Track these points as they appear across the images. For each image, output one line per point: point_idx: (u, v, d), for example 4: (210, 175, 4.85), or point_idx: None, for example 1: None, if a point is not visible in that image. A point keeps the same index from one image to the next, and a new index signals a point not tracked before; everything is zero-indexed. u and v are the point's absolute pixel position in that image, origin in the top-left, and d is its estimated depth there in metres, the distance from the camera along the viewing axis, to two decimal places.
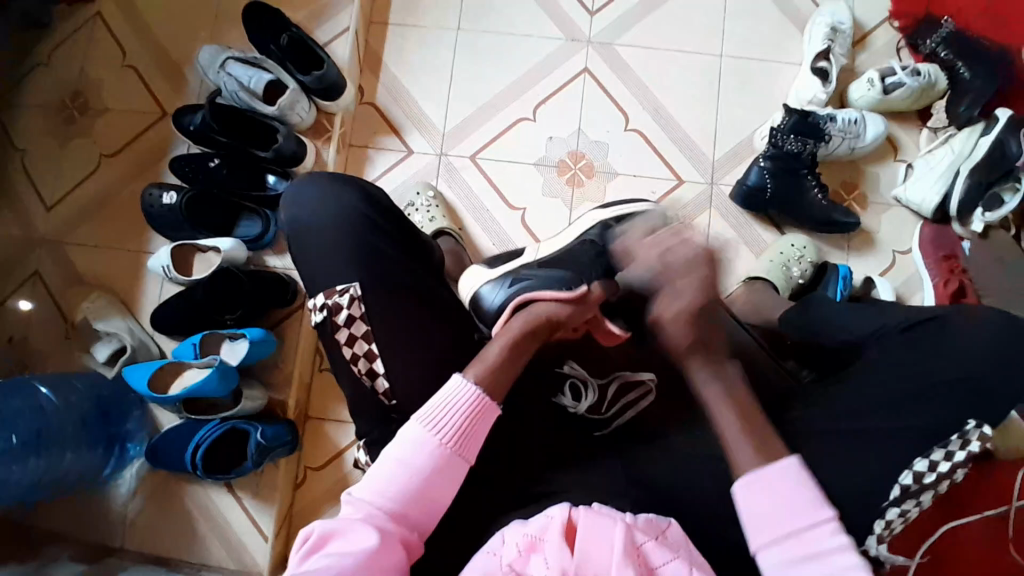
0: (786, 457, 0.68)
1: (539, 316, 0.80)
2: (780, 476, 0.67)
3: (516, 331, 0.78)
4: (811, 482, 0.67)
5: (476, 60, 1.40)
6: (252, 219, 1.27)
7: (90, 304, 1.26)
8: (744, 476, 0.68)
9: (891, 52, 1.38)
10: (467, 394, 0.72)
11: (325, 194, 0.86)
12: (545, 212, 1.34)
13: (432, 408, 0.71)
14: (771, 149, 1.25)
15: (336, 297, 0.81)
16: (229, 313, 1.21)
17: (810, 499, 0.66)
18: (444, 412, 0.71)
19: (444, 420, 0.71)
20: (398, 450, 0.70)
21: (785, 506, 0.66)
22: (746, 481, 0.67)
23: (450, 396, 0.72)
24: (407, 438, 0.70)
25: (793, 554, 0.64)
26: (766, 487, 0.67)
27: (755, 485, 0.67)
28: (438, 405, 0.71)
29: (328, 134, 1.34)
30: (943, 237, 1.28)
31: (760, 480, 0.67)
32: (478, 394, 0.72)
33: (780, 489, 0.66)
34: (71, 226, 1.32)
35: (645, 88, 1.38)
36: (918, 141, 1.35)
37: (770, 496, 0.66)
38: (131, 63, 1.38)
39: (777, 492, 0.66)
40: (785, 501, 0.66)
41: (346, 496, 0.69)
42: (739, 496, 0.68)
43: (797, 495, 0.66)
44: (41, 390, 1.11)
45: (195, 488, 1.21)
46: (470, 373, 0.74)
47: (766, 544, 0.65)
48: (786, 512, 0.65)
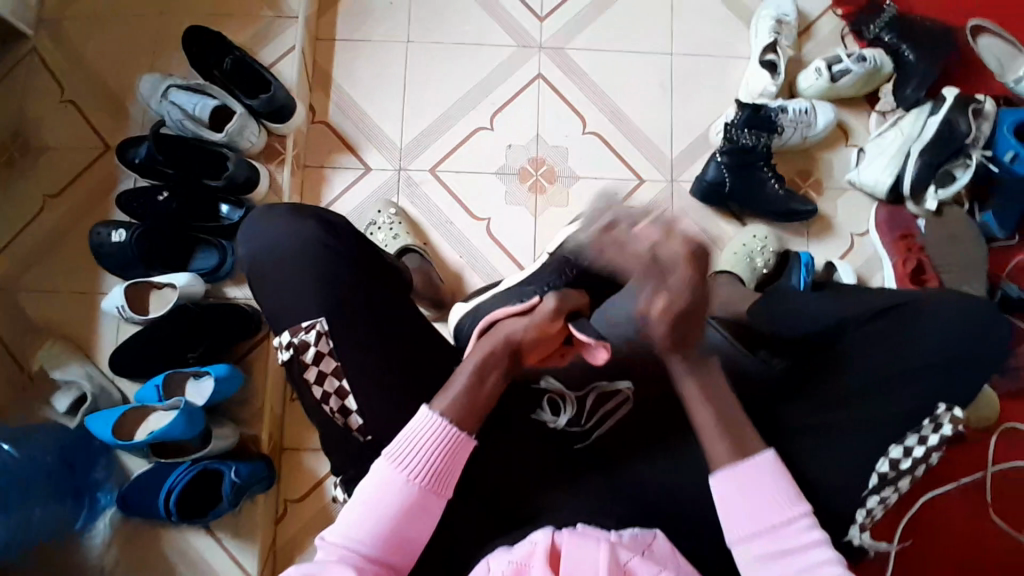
0: (761, 452, 0.70)
1: (501, 338, 0.78)
2: (756, 470, 0.69)
3: (479, 355, 0.76)
4: (785, 477, 0.69)
5: (428, 73, 1.38)
6: (209, 250, 1.22)
7: (46, 352, 1.21)
8: (724, 468, 0.69)
9: (835, 40, 1.40)
10: (433, 425, 0.71)
11: (284, 227, 0.84)
12: (510, 221, 1.33)
13: (401, 444, 0.70)
14: (727, 144, 1.26)
15: (302, 335, 0.79)
16: (191, 351, 1.17)
17: (785, 495, 0.68)
18: (414, 446, 0.70)
19: (414, 454, 0.70)
20: (369, 489, 0.69)
21: (760, 502, 0.67)
22: (726, 473, 0.69)
23: (418, 429, 0.70)
24: (376, 476, 0.69)
25: (768, 545, 0.66)
26: (740, 484, 0.68)
27: (731, 484, 0.68)
28: (407, 440, 0.70)
29: (282, 157, 1.30)
30: (898, 218, 1.31)
31: (736, 477, 0.68)
32: (447, 426, 0.71)
33: (758, 481, 0.68)
34: (17, 272, 1.27)
35: (599, 90, 1.38)
36: (868, 125, 1.38)
37: (742, 491, 0.68)
38: (68, 97, 1.32)
39: (751, 490, 0.68)
40: (758, 498, 0.68)
41: (318, 540, 0.67)
42: (717, 486, 0.69)
43: (772, 491, 0.68)
44: (1, 445, 1.08)
45: (171, 533, 1.17)
46: (437, 404, 0.72)
47: (742, 536, 0.67)
48: (761, 509, 0.67)
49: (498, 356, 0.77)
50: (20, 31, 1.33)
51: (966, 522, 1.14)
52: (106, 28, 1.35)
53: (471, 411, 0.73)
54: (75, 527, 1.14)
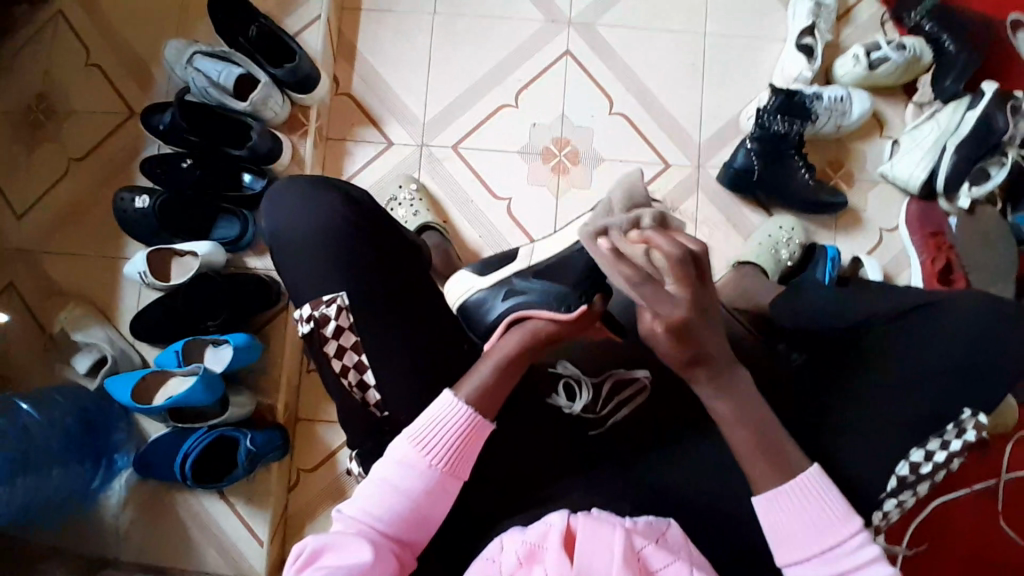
0: (806, 470, 0.69)
1: (536, 334, 0.75)
2: (803, 488, 0.68)
3: (509, 353, 0.74)
4: (834, 492, 0.69)
5: (454, 47, 1.36)
6: (230, 219, 1.23)
7: (67, 315, 1.23)
8: (763, 494, 0.69)
9: (875, 26, 1.35)
10: (457, 412, 0.71)
11: (308, 201, 0.83)
12: (531, 202, 1.31)
13: (422, 425, 0.70)
14: (758, 130, 1.22)
15: (322, 308, 0.79)
16: (210, 318, 1.18)
17: (836, 514, 0.68)
18: (436, 429, 0.70)
19: (435, 436, 0.70)
20: (388, 465, 0.69)
21: (814, 524, 0.67)
22: (766, 498, 0.69)
23: (440, 412, 0.70)
24: (397, 454, 0.70)
25: (826, 569, 0.66)
26: (789, 507, 0.68)
27: (779, 507, 0.68)
28: (428, 422, 0.70)
29: (305, 128, 1.30)
30: (930, 214, 1.27)
31: (785, 501, 0.68)
32: (469, 412, 0.71)
33: (806, 501, 0.68)
34: (44, 234, 1.28)
35: (628, 69, 1.34)
36: (903, 116, 1.34)
37: (792, 513, 0.68)
38: (94, 61, 1.32)
39: (803, 511, 0.68)
40: (811, 520, 0.68)
41: (335, 513, 0.68)
42: (761, 511, 0.69)
43: (822, 512, 0.68)
44: (22, 406, 1.09)
45: (187, 496, 1.20)
46: (462, 392, 0.72)
47: (799, 562, 0.67)
48: (817, 530, 0.67)
49: (529, 352, 0.75)
50: None
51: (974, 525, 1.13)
52: None
53: (492, 400, 0.72)
54: (92, 488, 1.16)
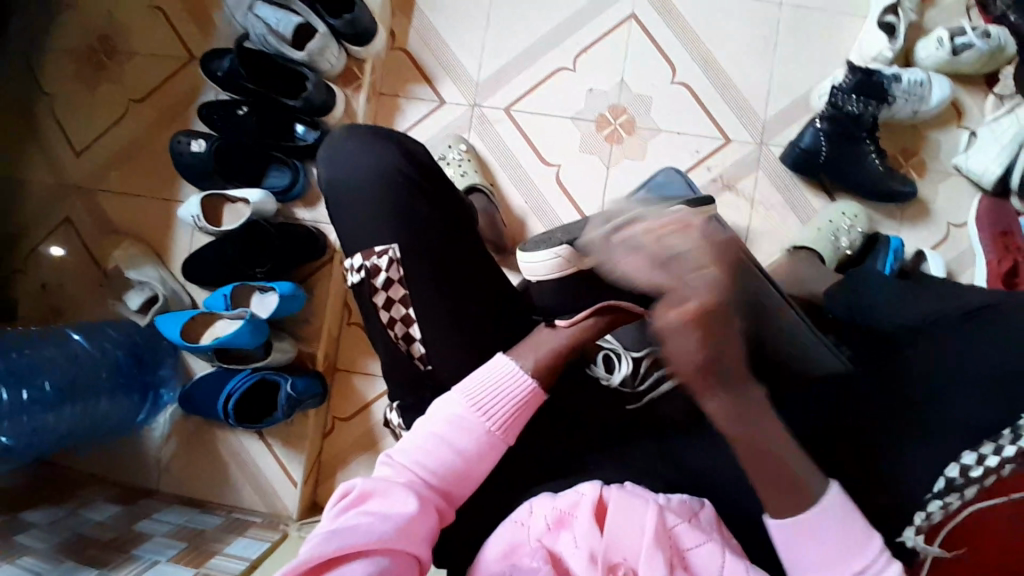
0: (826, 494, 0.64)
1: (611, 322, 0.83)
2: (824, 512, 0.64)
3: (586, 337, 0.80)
4: (853, 518, 0.64)
5: (514, 6, 1.32)
6: (282, 169, 1.24)
7: (121, 252, 1.26)
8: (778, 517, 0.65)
9: (961, 9, 1.26)
10: (518, 380, 0.72)
11: (361, 151, 0.83)
12: (581, 170, 1.28)
13: (481, 386, 0.71)
14: (830, 109, 1.17)
15: (374, 259, 0.80)
16: (259, 266, 1.20)
17: (854, 537, 0.64)
18: (494, 392, 0.71)
19: (492, 399, 0.71)
20: (441, 419, 0.69)
21: (823, 548, 0.63)
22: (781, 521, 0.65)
23: (501, 377, 0.72)
24: (451, 410, 0.70)
25: None
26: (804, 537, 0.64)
27: (796, 532, 0.64)
28: (488, 384, 0.71)
29: (358, 82, 1.29)
30: (1000, 212, 1.19)
31: (798, 529, 0.64)
32: (528, 378, 0.72)
33: (826, 527, 0.64)
34: (101, 172, 1.31)
35: (694, 38, 1.29)
36: (983, 107, 1.25)
37: (808, 536, 0.64)
38: (157, 3, 1.33)
39: (818, 537, 0.64)
40: (823, 545, 0.63)
41: (383, 459, 0.68)
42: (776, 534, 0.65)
43: (840, 535, 0.64)
44: (74, 336, 1.13)
45: (227, 436, 1.24)
46: (524, 360, 0.74)
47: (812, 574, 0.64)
48: (829, 561, 0.63)
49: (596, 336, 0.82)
50: None
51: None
52: None
53: (557, 365, 0.75)
54: (137, 420, 1.22)
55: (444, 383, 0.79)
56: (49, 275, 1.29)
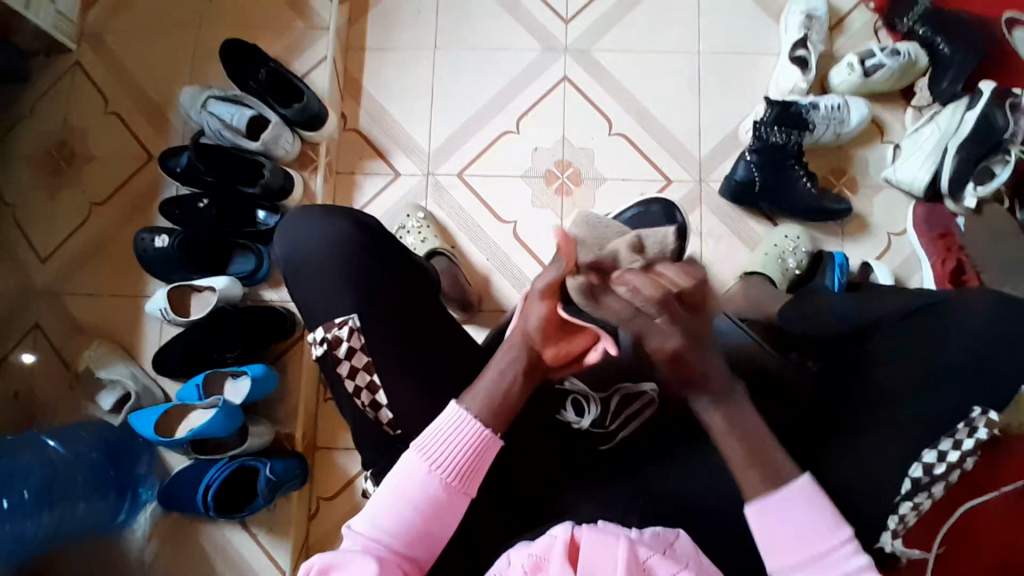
0: (798, 481, 0.68)
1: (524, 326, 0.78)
2: (796, 497, 0.67)
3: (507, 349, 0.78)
4: (823, 503, 0.68)
5: (458, 77, 1.40)
6: (246, 255, 1.28)
7: (92, 352, 1.26)
8: (754, 503, 0.68)
9: (868, 34, 1.37)
10: (463, 425, 0.72)
11: (318, 230, 0.86)
12: (534, 223, 1.34)
13: (430, 438, 0.72)
14: (757, 142, 1.24)
15: (335, 330, 0.81)
16: (229, 351, 1.21)
17: (823, 521, 0.67)
18: (440, 441, 0.72)
19: (442, 448, 0.72)
20: (395, 479, 0.71)
21: (794, 532, 0.67)
22: (757, 507, 0.68)
23: (450, 427, 0.72)
24: (403, 468, 0.71)
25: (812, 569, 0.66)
26: (778, 512, 0.67)
27: (766, 515, 0.68)
28: (436, 436, 0.72)
29: (315, 164, 1.35)
30: (937, 216, 1.27)
31: (772, 506, 0.67)
32: (471, 420, 0.73)
33: (796, 510, 0.67)
34: (67, 276, 1.33)
35: (626, 91, 1.38)
36: (903, 121, 1.34)
37: (783, 519, 0.67)
38: (114, 110, 1.39)
39: (792, 517, 0.67)
40: (799, 522, 0.67)
41: (344, 531, 0.70)
42: (752, 521, 0.68)
43: (813, 517, 0.67)
44: (48, 442, 1.14)
45: (209, 528, 1.21)
46: (464, 401, 0.74)
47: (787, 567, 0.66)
48: (804, 534, 0.67)
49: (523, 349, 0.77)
50: (68, 46, 1.41)
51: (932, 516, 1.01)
52: (148, 41, 1.41)
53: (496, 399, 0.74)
54: (117, 520, 1.19)
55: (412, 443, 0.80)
56: (19, 383, 1.29)
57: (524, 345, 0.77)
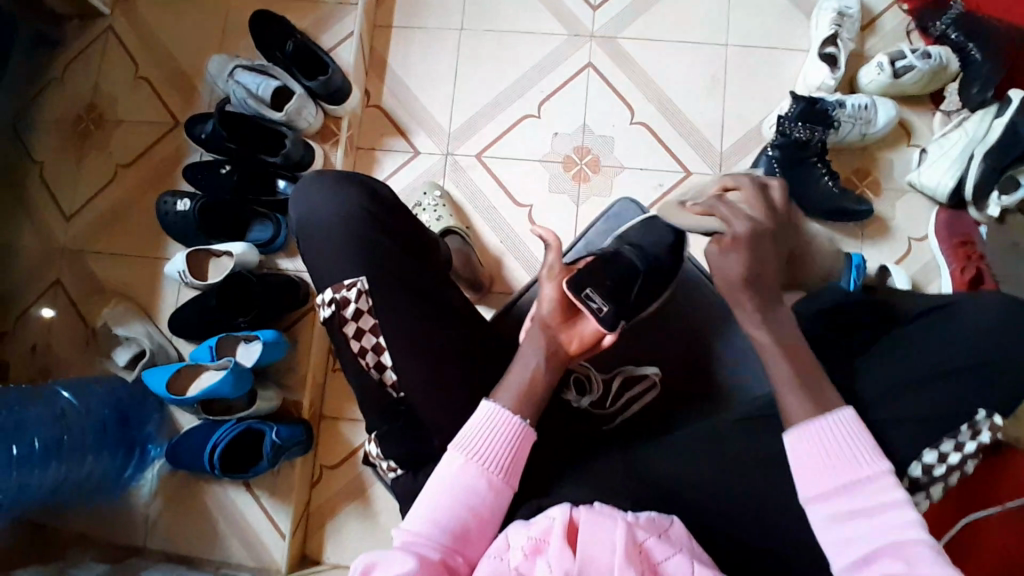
0: (840, 408, 0.72)
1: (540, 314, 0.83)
2: (838, 424, 0.71)
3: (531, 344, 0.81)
4: (864, 432, 0.70)
5: (481, 58, 1.41)
6: (264, 223, 1.29)
7: (109, 310, 1.30)
8: (793, 426, 0.72)
9: (900, 35, 1.35)
10: (503, 422, 0.75)
11: (332, 195, 0.87)
12: (550, 208, 1.34)
13: (472, 435, 0.75)
14: (779, 138, 1.23)
15: (343, 292, 0.82)
16: (242, 315, 1.24)
17: (863, 450, 0.69)
18: (482, 438, 0.75)
19: (484, 445, 0.74)
20: (441, 476, 0.74)
21: (830, 459, 0.70)
22: (795, 430, 0.72)
23: (488, 423, 0.75)
24: (448, 465, 0.74)
25: (843, 502, 0.68)
26: (816, 437, 0.71)
27: (806, 439, 0.71)
28: (477, 433, 0.75)
29: (336, 138, 1.36)
30: (958, 223, 1.25)
31: (809, 431, 0.71)
32: (509, 416, 0.75)
33: (836, 435, 0.70)
34: (90, 235, 1.36)
35: (649, 80, 1.37)
36: (931, 125, 1.32)
37: (824, 445, 0.70)
38: (143, 75, 1.42)
39: (827, 443, 0.70)
40: (845, 451, 0.70)
41: (396, 529, 0.72)
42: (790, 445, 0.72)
43: (855, 446, 0.70)
44: (64, 394, 1.17)
45: (214, 489, 1.24)
46: (499, 399, 0.77)
47: (815, 497, 0.70)
48: (839, 463, 0.69)
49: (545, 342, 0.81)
50: (102, 11, 1.43)
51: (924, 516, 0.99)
52: (179, 9, 1.43)
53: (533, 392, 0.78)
54: (124, 476, 1.23)
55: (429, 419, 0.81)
56: (38, 336, 1.32)
57: (543, 334, 0.81)
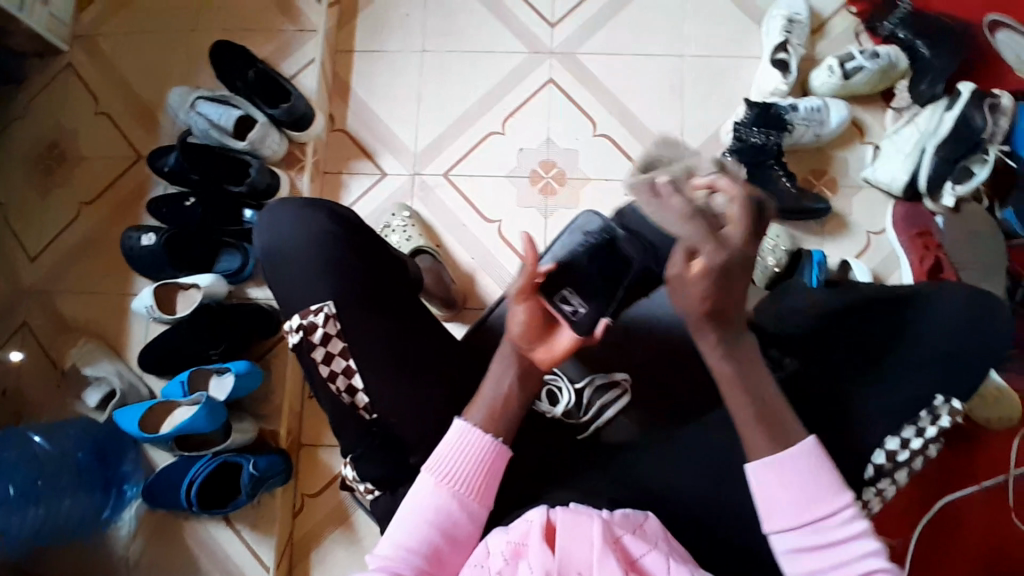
0: (804, 441, 0.69)
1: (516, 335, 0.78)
2: (800, 460, 0.69)
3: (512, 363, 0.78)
4: (823, 463, 0.69)
5: (444, 80, 1.42)
6: (232, 253, 1.28)
7: (79, 349, 1.27)
8: (758, 461, 0.69)
9: (849, 38, 1.39)
10: (474, 441, 0.75)
11: (297, 220, 0.87)
12: (520, 222, 1.35)
13: (443, 456, 0.75)
14: (737, 144, 1.27)
15: (310, 318, 0.82)
16: (213, 348, 1.23)
17: (826, 486, 0.68)
18: (453, 459, 0.75)
19: (455, 465, 0.75)
20: (414, 499, 0.74)
21: (796, 493, 0.68)
22: (760, 466, 0.69)
23: (458, 443, 0.76)
24: (421, 488, 0.75)
25: (809, 538, 0.68)
26: (782, 475, 0.68)
27: (770, 473, 0.69)
28: (447, 453, 0.75)
29: (301, 164, 1.36)
30: (916, 215, 1.28)
31: (775, 468, 0.69)
32: (480, 435, 0.76)
33: (798, 473, 0.68)
34: (55, 275, 1.34)
35: (610, 93, 1.40)
36: (883, 122, 1.36)
37: (784, 483, 0.68)
38: (104, 110, 1.40)
39: (793, 481, 0.68)
40: (806, 487, 0.68)
41: (370, 554, 0.72)
42: (754, 478, 0.69)
43: (817, 480, 0.68)
44: (35, 438, 1.15)
45: (194, 526, 1.22)
46: (472, 417, 0.77)
47: (782, 531, 0.69)
48: (802, 503, 0.68)
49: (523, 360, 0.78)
50: (60, 47, 1.42)
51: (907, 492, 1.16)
52: (138, 43, 1.43)
53: (512, 410, 0.78)
54: (103, 516, 1.20)
55: (405, 436, 0.81)
56: (7, 380, 1.29)
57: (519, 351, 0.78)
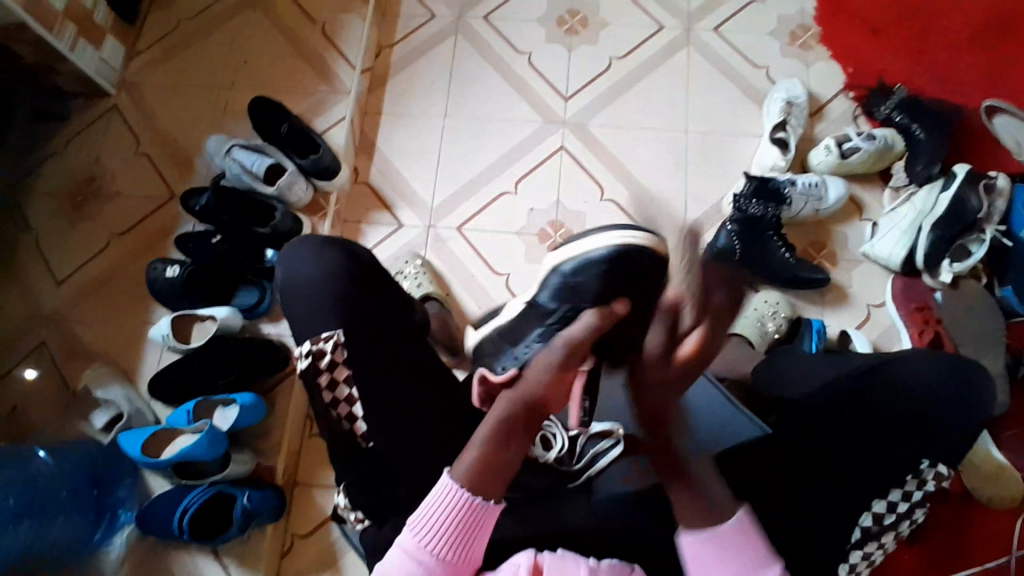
0: (733, 514, 0.69)
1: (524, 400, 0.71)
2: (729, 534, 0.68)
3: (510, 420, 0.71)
4: (753, 538, 0.68)
5: (462, 142, 1.52)
6: (250, 289, 1.34)
7: (91, 371, 1.31)
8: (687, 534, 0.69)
9: (848, 119, 1.47)
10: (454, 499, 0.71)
11: (314, 255, 0.93)
12: (526, 278, 1.41)
13: (421, 515, 0.72)
14: (737, 214, 1.32)
15: (320, 343, 0.86)
16: (220, 377, 1.26)
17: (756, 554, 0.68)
18: (430, 517, 0.71)
19: (431, 524, 0.71)
20: (391, 560, 0.72)
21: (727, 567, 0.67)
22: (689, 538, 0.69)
23: (436, 499, 0.71)
24: (398, 549, 0.72)
25: None
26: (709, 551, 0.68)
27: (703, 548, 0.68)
28: (425, 512, 0.71)
29: (324, 211, 1.44)
30: (914, 289, 1.31)
31: (704, 542, 0.68)
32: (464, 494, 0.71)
33: (726, 551, 0.68)
34: (78, 301, 1.40)
35: (617, 161, 1.48)
36: (881, 200, 1.42)
37: (714, 555, 0.68)
38: (144, 151, 1.51)
39: (723, 552, 0.68)
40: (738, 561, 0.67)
41: None
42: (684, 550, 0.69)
43: (750, 555, 0.68)
44: (39, 454, 1.17)
45: (181, 558, 1.21)
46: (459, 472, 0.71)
47: None
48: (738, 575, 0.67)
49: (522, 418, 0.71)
50: (108, 90, 1.55)
51: (906, 562, 1.15)
52: (184, 94, 1.55)
53: (506, 467, 0.71)
54: (93, 540, 1.19)
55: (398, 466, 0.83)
56: (17, 398, 1.33)
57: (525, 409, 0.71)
